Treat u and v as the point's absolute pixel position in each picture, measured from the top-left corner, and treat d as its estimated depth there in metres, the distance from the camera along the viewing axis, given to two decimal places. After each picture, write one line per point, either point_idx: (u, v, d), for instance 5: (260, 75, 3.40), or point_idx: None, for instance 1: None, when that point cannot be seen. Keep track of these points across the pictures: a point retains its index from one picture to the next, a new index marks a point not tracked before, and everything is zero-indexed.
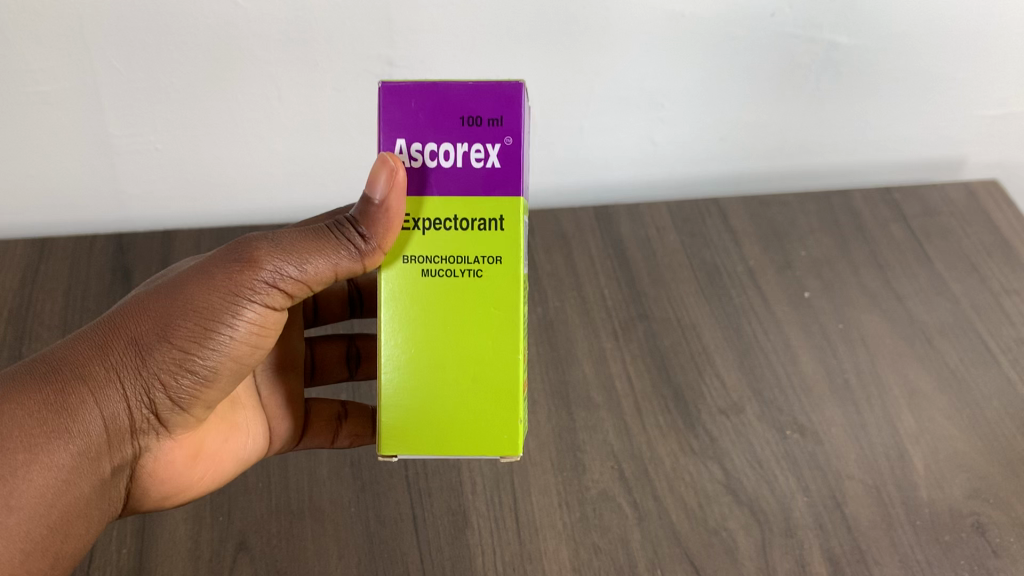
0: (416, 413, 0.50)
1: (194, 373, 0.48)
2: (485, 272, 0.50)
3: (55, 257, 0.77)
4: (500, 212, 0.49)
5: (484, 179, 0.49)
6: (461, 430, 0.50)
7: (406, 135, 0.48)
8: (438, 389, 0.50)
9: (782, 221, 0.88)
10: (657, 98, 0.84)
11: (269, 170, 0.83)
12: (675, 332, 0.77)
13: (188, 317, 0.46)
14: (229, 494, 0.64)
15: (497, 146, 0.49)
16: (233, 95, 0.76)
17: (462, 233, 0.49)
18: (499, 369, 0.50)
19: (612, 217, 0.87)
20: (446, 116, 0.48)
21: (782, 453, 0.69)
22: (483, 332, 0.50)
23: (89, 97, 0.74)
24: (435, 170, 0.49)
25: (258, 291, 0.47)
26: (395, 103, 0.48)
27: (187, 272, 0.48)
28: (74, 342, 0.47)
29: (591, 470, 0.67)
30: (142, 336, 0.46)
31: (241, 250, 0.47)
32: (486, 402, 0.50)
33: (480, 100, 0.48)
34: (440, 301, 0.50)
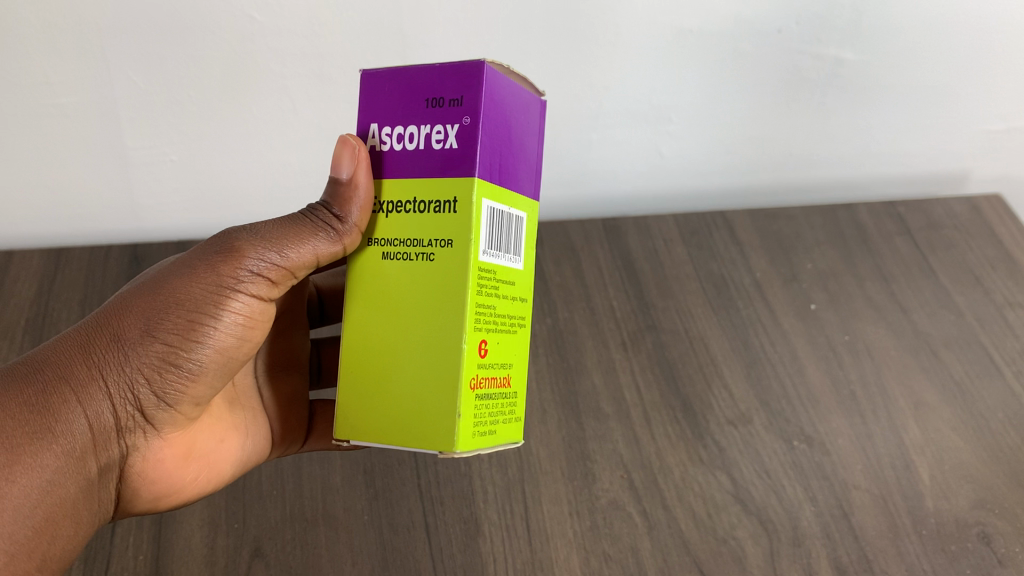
0: (364, 401, 0.44)
1: (181, 365, 0.46)
2: (437, 257, 0.42)
3: (71, 266, 0.77)
4: (453, 193, 0.42)
5: (443, 162, 0.42)
6: (403, 423, 0.43)
7: (379, 119, 0.44)
8: (386, 375, 0.43)
9: (788, 234, 0.88)
10: (665, 112, 0.85)
11: (282, 182, 0.82)
12: (683, 344, 0.78)
13: (172, 308, 0.45)
14: (244, 502, 0.65)
15: (455, 126, 0.41)
16: (248, 109, 0.77)
17: (419, 215, 0.43)
18: (443, 358, 0.42)
19: (621, 230, 0.86)
20: (414, 97, 0.43)
21: (790, 463, 0.70)
22: (431, 314, 0.42)
23: (106, 109, 0.76)
24: (401, 154, 0.44)
25: (242, 280, 0.46)
26: (369, 87, 0.44)
27: (163, 271, 0.47)
28: (47, 344, 0.45)
29: (601, 479, 0.68)
30: (125, 330, 0.44)
31: (221, 242, 0.46)
32: (429, 391, 0.42)
33: (443, 77, 0.42)
34: (396, 286, 0.44)
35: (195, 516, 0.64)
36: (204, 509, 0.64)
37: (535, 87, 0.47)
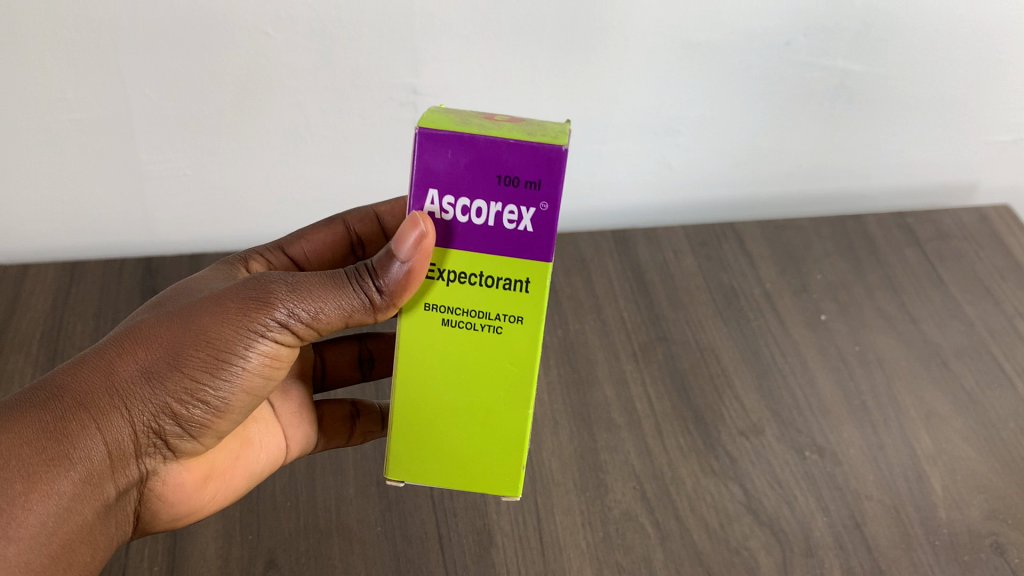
0: (424, 449, 0.51)
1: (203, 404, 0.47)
2: (504, 330, 0.49)
3: (86, 281, 0.79)
4: (526, 275, 0.47)
5: (515, 240, 0.46)
6: (461, 468, 0.52)
7: (440, 187, 0.45)
8: (445, 428, 0.51)
9: (797, 245, 0.90)
10: (673, 124, 0.85)
11: (295, 197, 0.85)
12: (694, 354, 0.78)
13: (198, 348, 0.46)
14: (259, 513, 0.65)
15: (531, 210, 0.45)
16: (261, 123, 0.78)
17: (486, 290, 0.48)
18: (508, 419, 0.51)
19: (630, 241, 0.89)
20: (483, 173, 0.45)
21: (802, 474, 0.70)
22: (496, 381, 0.50)
23: (121, 125, 0.76)
24: (464, 224, 0.46)
25: (270, 327, 0.47)
26: (428, 152, 0.45)
27: (196, 300, 0.48)
28: (75, 363, 0.47)
29: (613, 490, 0.67)
30: (152, 364, 0.46)
31: (257, 286, 0.47)
32: (493, 447, 0.51)
33: (518, 159, 0.44)
34: (456, 351, 0.49)
35: (210, 527, 0.63)
36: (219, 520, 0.64)
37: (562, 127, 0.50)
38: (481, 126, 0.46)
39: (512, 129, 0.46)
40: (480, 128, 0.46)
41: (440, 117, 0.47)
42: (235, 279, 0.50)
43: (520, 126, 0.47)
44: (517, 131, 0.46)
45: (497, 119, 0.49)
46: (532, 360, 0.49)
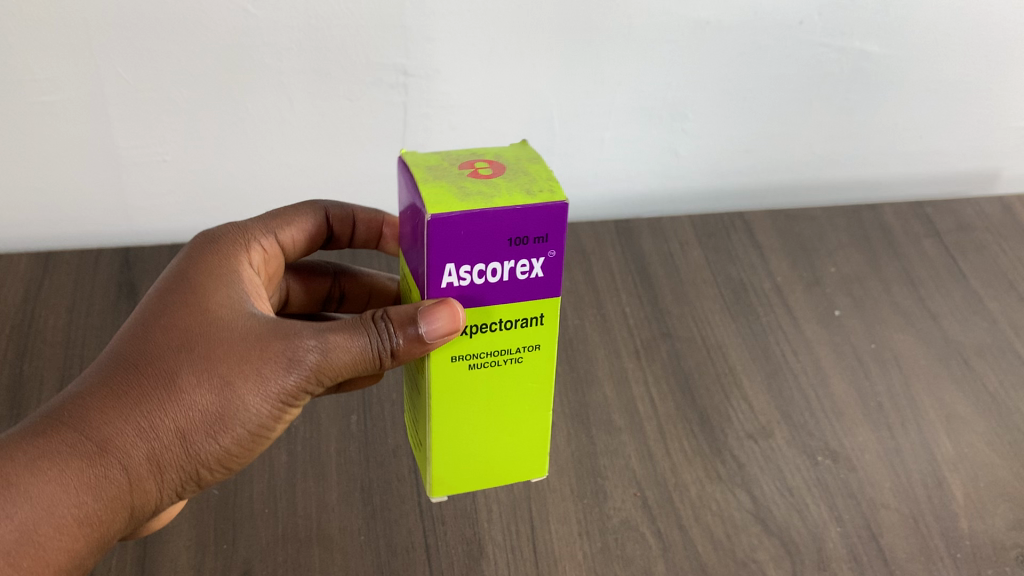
0: (460, 468, 0.52)
1: (224, 458, 0.48)
2: (525, 356, 0.48)
3: (60, 273, 0.75)
4: (539, 311, 0.47)
5: (528, 286, 0.45)
6: (496, 474, 0.53)
7: (455, 259, 0.43)
8: (479, 449, 0.51)
9: (810, 236, 0.85)
10: (680, 108, 0.81)
11: (282, 185, 0.80)
12: (699, 352, 0.73)
13: (232, 413, 0.46)
14: (235, 521, 0.61)
15: (540, 260, 0.44)
16: (243, 107, 0.73)
17: (506, 331, 0.47)
18: (533, 422, 0.51)
19: (634, 232, 0.84)
20: (495, 239, 0.43)
21: (814, 480, 0.66)
22: (521, 399, 0.50)
23: (95, 108, 0.71)
24: (481, 287, 0.44)
25: (295, 392, 0.48)
26: (441, 236, 0.41)
27: (227, 342, 0.47)
28: (102, 399, 0.45)
29: (613, 497, 0.63)
30: (188, 425, 0.46)
31: (288, 346, 0.47)
32: (521, 447, 0.52)
33: (527, 219, 0.43)
34: (484, 386, 0.48)
35: (182, 536, 0.59)
36: (193, 529, 0.60)
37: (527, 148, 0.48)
38: (480, 192, 0.43)
39: (508, 186, 0.44)
40: (482, 197, 0.42)
41: (432, 188, 0.43)
42: (254, 319, 0.48)
43: (510, 177, 0.44)
44: (515, 189, 0.43)
45: (481, 170, 0.45)
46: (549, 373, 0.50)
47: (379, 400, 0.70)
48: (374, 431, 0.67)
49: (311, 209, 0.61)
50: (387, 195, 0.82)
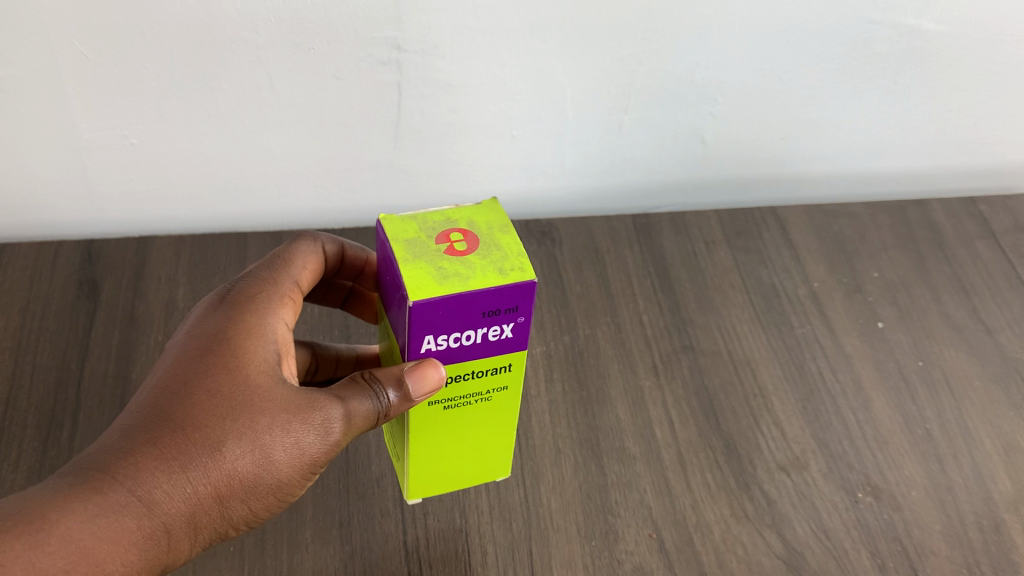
0: (432, 483, 0.53)
1: (234, 529, 0.44)
2: (493, 395, 0.49)
3: (15, 268, 0.67)
4: (507, 361, 0.47)
5: (495, 346, 0.45)
6: (464, 482, 0.55)
7: (432, 330, 0.42)
8: (449, 467, 0.52)
9: (850, 235, 0.77)
10: (710, 91, 0.72)
11: (263, 171, 0.72)
12: (725, 368, 0.65)
13: (266, 483, 0.43)
14: (194, 561, 0.53)
15: (509, 324, 0.44)
16: (217, 85, 0.65)
17: (477, 378, 0.47)
18: (499, 444, 0.53)
19: (654, 229, 0.76)
20: (470, 313, 0.42)
21: (854, 521, 0.58)
22: (489, 428, 0.51)
23: (51, 85, 0.63)
24: (454, 348, 0.44)
25: (322, 459, 0.45)
26: (420, 318, 0.41)
27: (267, 404, 0.43)
28: (144, 458, 0.39)
29: (625, 539, 0.55)
30: (231, 489, 0.41)
31: (328, 412, 0.44)
32: (488, 463, 0.54)
33: (500, 294, 0.42)
34: (455, 421, 0.49)
35: None
36: None
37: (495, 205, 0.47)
38: (455, 270, 0.42)
39: (482, 264, 0.43)
40: (458, 278, 0.42)
41: (410, 269, 0.42)
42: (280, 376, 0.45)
43: (479, 247, 0.44)
44: (489, 267, 0.43)
45: (456, 243, 0.44)
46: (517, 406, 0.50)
47: None
48: (357, 455, 0.60)
49: (309, 245, 0.54)
50: (380, 183, 0.75)
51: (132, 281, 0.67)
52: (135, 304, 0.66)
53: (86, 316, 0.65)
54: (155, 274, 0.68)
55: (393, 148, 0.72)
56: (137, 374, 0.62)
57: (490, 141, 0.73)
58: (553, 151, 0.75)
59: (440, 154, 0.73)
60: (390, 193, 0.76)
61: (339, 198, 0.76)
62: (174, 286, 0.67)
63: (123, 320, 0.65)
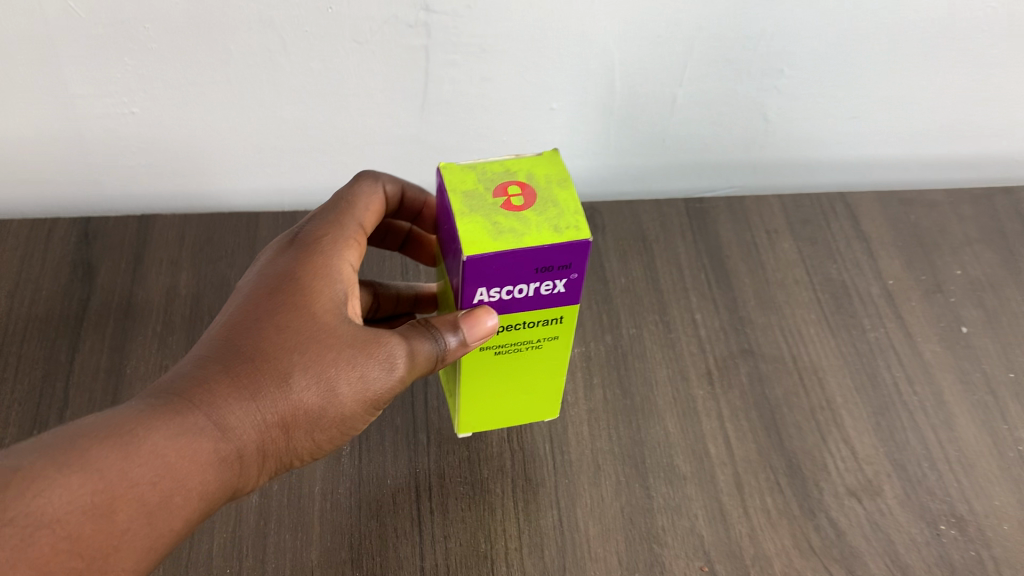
0: (482, 419, 0.52)
1: (299, 460, 0.43)
2: (542, 344, 0.46)
3: (4, 247, 0.62)
4: (558, 313, 0.44)
5: (548, 300, 0.43)
6: (514, 419, 0.53)
7: (486, 282, 0.41)
8: (498, 404, 0.51)
9: (929, 227, 0.68)
10: (775, 62, 0.64)
11: (277, 144, 0.65)
12: (788, 376, 0.58)
13: (331, 418, 0.42)
14: None
15: (561, 280, 0.42)
16: (223, 48, 0.58)
17: (527, 328, 0.45)
18: (550, 384, 0.50)
19: (709, 215, 0.68)
20: (523, 268, 0.40)
21: (936, 559, 0.50)
22: (539, 370, 0.48)
23: (39, 46, 0.56)
24: (508, 301, 0.42)
25: (385, 397, 0.44)
26: (474, 273, 0.40)
27: (335, 338, 0.42)
28: (218, 384, 0.39)
29: (672, 573, 0.49)
30: (299, 418, 0.41)
31: (394, 349, 0.43)
32: (539, 401, 0.52)
33: (552, 250, 0.40)
34: (503, 365, 0.47)
35: None
36: None
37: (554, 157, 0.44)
38: (509, 226, 0.40)
39: (539, 220, 0.41)
40: (512, 234, 0.40)
41: (464, 223, 0.40)
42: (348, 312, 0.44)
43: (534, 203, 0.41)
44: (543, 224, 0.40)
45: (513, 197, 0.42)
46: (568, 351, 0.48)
47: (378, 424, 0.55)
48: (372, 464, 0.53)
49: (373, 183, 0.51)
50: (406, 159, 0.68)
51: (132, 264, 0.61)
52: (133, 290, 0.60)
53: (79, 304, 0.59)
54: (156, 257, 0.62)
55: (420, 121, 0.65)
56: (132, 369, 0.56)
57: (527, 115, 0.66)
58: (597, 127, 0.67)
59: (472, 128, 0.66)
60: (417, 171, 0.69)
61: None
62: (176, 271, 0.61)
63: (119, 308, 0.59)
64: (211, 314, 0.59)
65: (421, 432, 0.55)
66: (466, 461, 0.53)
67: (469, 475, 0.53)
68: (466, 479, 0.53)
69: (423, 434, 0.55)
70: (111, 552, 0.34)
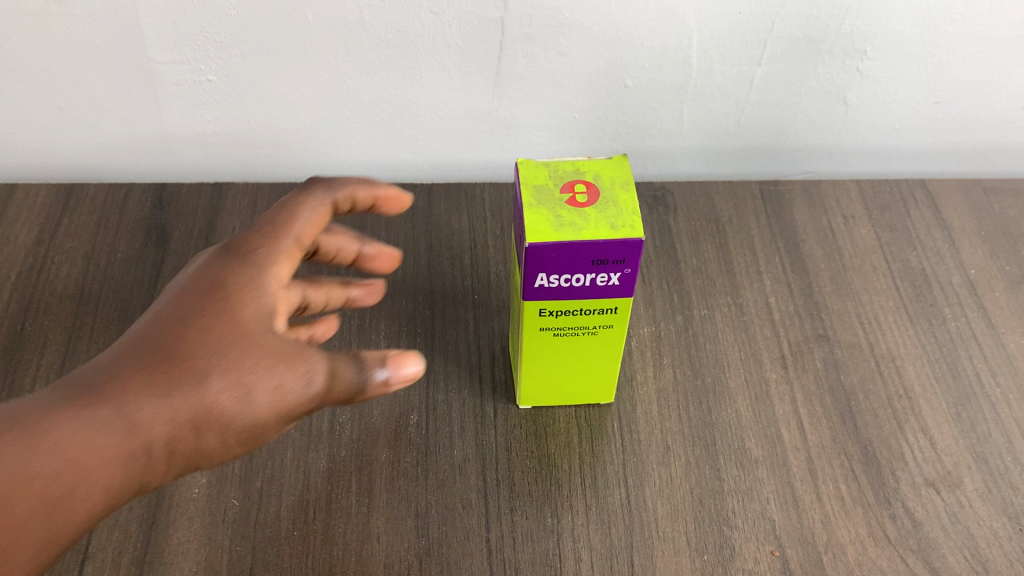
0: (540, 394, 0.53)
1: (219, 462, 0.37)
2: (598, 332, 0.48)
3: (82, 211, 0.63)
4: (614, 304, 0.46)
5: (603, 292, 0.45)
6: (570, 397, 0.54)
7: (547, 269, 0.44)
8: (557, 377, 0.52)
9: (1015, 216, 0.66)
10: (859, 42, 0.62)
11: (349, 116, 0.65)
12: (865, 363, 0.57)
13: (248, 425, 0.35)
14: (254, 545, 0.48)
15: (616, 275, 0.44)
16: (302, 15, 0.57)
17: (583, 316, 0.47)
18: (606, 364, 0.51)
19: (783, 198, 0.67)
20: (580, 259, 0.43)
21: (1018, 555, 0.48)
22: (598, 349, 0.50)
23: (121, 9, 0.56)
24: (565, 290, 0.45)
25: (313, 410, 0.37)
26: (534, 259, 0.43)
27: (255, 343, 0.35)
28: (126, 377, 0.34)
29: (742, 556, 0.48)
30: (207, 427, 0.34)
31: (324, 361, 0.36)
32: (595, 382, 0.52)
33: (609, 247, 0.42)
34: (563, 347, 0.49)
35: (190, 559, 0.47)
36: (203, 549, 0.48)
37: (623, 159, 0.47)
38: (572, 221, 0.43)
39: (599, 217, 0.43)
40: (572, 227, 0.43)
41: (530, 214, 0.43)
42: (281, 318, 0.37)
43: (596, 204, 0.44)
44: (602, 221, 0.43)
45: (578, 194, 0.45)
46: (624, 335, 0.49)
47: (446, 394, 0.55)
48: (439, 435, 0.53)
49: (326, 189, 0.41)
50: (478, 135, 0.68)
51: (204, 229, 0.62)
52: None
53: (153, 266, 0.59)
54: (229, 223, 0.62)
55: (493, 96, 0.64)
56: None
57: (600, 91, 0.65)
58: (671, 106, 0.66)
59: (544, 103, 0.65)
60: (487, 147, 0.69)
61: (432, 150, 0.69)
62: None
63: None
64: None
65: (487, 404, 0.54)
66: (533, 435, 0.53)
67: (537, 449, 0.52)
68: (533, 453, 0.52)
69: (489, 406, 0.54)
70: (9, 543, 0.32)
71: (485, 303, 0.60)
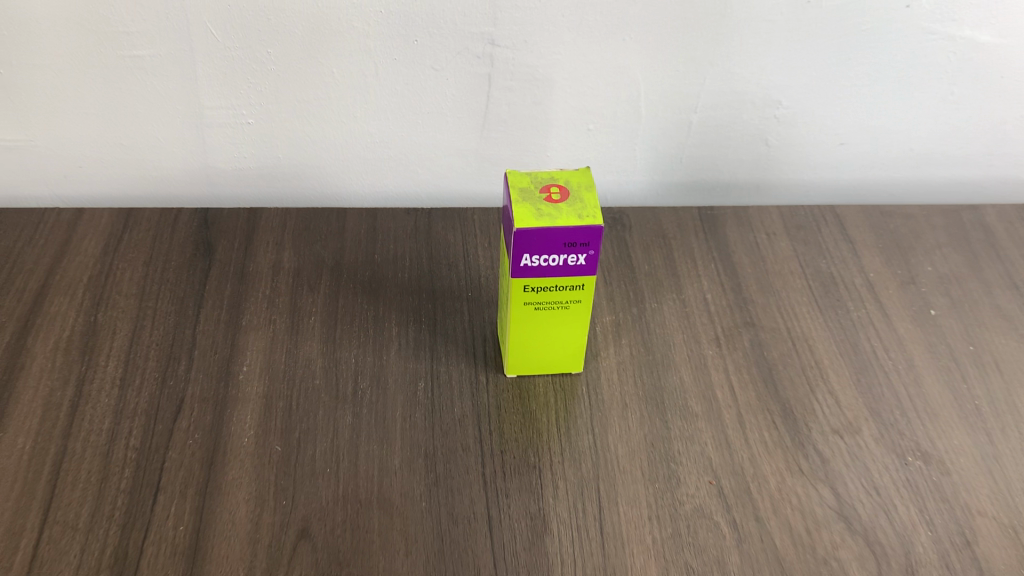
0: (523, 362, 0.66)
1: None
2: (569, 306, 0.61)
3: (140, 230, 0.76)
4: (582, 281, 0.60)
5: (573, 270, 0.59)
6: (547, 366, 0.66)
7: (530, 250, 0.57)
8: (537, 348, 0.65)
9: (906, 234, 0.81)
10: (773, 94, 0.77)
11: (361, 154, 0.79)
12: (784, 342, 0.70)
13: None
14: (295, 478, 0.59)
15: (583, 255, 0.58)
16: (330, 70, 0.72)
17: (557, 291, 0.60)
18: (576, 335, 0.64)
19: (718, 220, 0.81)
20: (556, 241, 0.56)
21: (903, 480, 0.61)
22: (569, 321, 0.63)
23: (184, 64, 0.70)
24: (544, 268, 0.58)
25: None
26: (521, 241, 0.56)
27: None
28: None
29: (686, 484, 0.60)
30: None
31: None
32: (567, 352, 0.65)
33: (577, 231, 0.56)
34: (542, 319, 0.62)
35: (243, 489, 0.58)
36: (254, 482, 0.58)
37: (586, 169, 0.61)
38: (549, 213, 0.57)
39: (569, 209, 0.57)
40: (549, 217, 0.56)
41: (517, 207, 0.57)
42: None
43: (566, 201, 0.58)
44: (572, 213, 0.57)
45: (553, 194, 0.58)
46: (589, 310, 0.62)
47: (447, 366, 0.67)
48: (442, 396, 0.65)
49: None
50: (467, 170, 0.82)
51: (241, 243, 0.75)
52: (245, 264, 0.73)
53: (201, 270, 0.72)
54: (263, 240, 0.76)
55: (481, 138, 0.79)
56: (247, 321, 0.69)
57: (567, 134, 0.79)
58: (625, 147, 0.81)
59: (522, 144, 0.80)
60: (474, 181, 0.83)
61: (428, 183, 0.83)
62: (279, 252, 0.75)
63: (234, 275, 0.72)
64: (308, 284, 0.72)
65: (481, 374, 0.67)
66: (518, 398, 0.65)
67: (522, 407, 0.65)
68: (518, 410, 0.64)
69: (482, 375, 0.67)
70: None
71: (478, 299, 0.73)
